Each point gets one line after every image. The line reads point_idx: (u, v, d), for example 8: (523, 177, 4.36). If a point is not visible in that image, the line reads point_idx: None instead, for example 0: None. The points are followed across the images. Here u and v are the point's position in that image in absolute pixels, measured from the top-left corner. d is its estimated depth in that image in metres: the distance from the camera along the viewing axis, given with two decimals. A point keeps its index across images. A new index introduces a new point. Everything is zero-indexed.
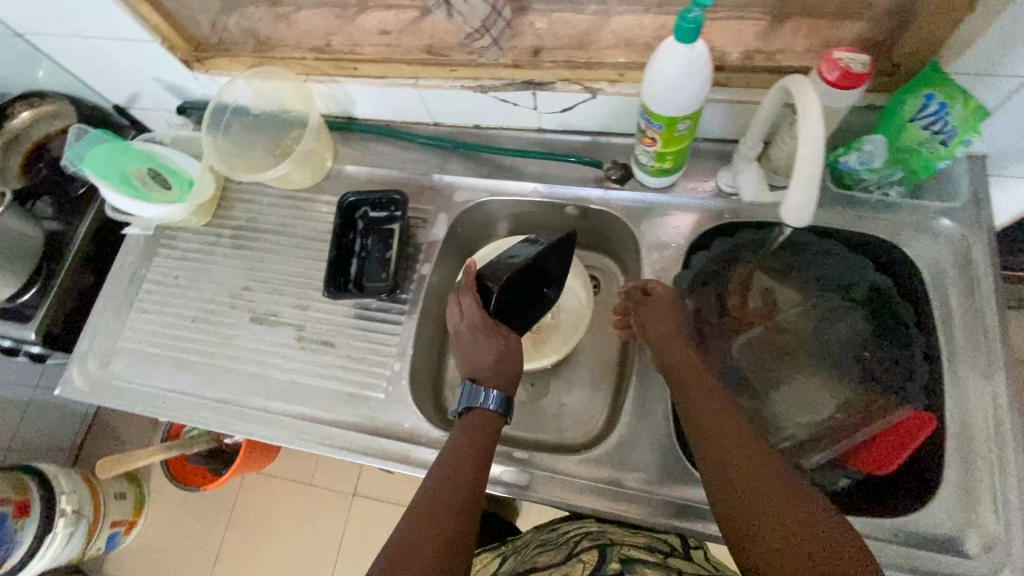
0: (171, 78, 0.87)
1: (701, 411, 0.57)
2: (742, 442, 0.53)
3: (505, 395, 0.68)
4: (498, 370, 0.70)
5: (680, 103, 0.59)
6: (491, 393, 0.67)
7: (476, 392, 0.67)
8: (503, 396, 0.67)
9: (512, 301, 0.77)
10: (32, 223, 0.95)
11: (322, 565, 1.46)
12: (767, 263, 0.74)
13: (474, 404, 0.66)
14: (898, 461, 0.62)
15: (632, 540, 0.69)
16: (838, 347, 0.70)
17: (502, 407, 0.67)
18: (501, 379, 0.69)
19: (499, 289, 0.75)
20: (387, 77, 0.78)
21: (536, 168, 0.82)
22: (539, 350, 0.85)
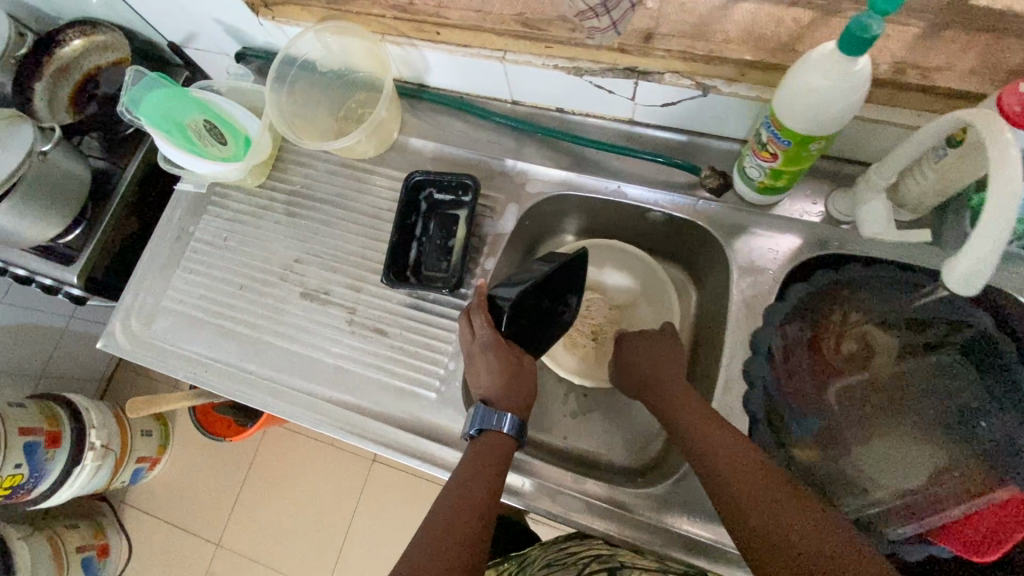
0: (231, 21, 0.79)
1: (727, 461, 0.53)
2: (759, 480, 0.50)
3: (518, 418, 0.62)
4: (510, 395, 0.64)
5: (821, 122, 0.51)
6: (506, 416, 0.61)
7: (492, 414, 0.61)
8: (517, 420, 0.62)
9: (539, 320, 0.71)
10: (79, 161, 0.91)
11: (337, 524, 1.48)
12: (870, 302, 0.66)
13: (484, 426, 0.61)
14: (998, 545, 0.55)
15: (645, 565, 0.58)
16: (937, 405, 0.63)
17: (518, 432, 0.61)
18: (515, 404, 0.63)
19: (511, 310, 0.67)
20: (471, 46, 0.69)
21: (621, 165, 0.75)
22: (598, 362, 0.79)
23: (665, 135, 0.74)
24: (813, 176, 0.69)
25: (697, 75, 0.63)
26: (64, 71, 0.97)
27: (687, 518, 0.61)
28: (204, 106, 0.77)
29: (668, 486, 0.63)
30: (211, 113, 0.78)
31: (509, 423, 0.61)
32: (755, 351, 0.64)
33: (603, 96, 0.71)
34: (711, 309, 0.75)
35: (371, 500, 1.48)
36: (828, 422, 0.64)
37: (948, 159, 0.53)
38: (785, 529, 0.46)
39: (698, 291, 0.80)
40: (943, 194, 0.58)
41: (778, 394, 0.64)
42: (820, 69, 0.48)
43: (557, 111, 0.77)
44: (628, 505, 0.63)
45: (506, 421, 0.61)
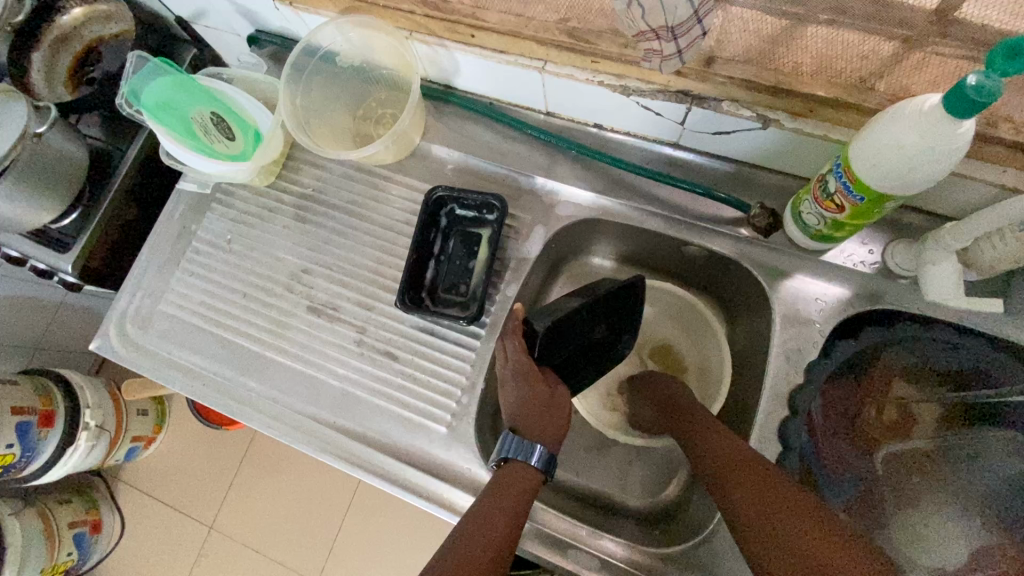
0: (246, 3, 0.73)
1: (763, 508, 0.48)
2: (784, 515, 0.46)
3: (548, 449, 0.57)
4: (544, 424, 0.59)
5: (905, 180, 0.45)
6: (534, 447, 0.56)
7: (524, 444, 0.57)
8: (548, 453, 0.57)
9: (575, 354, 0.69)
10: (78, 143, 0.85)
11: (329, 518, 1.45)
12: (927, 363, 0.61)
13: (508, 455, 0.56)
14: None
15: None
16: (985, 482, 0.57)
17: (546, 466, 0.57)
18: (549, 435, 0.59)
19: (547, 334, 0.64)
20: (508, 52, 0.63)
21: (660, 192, 0.69)
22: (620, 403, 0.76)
23: (711, 163, 0.68)
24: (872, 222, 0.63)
25: (760, 106, 0.57)
26: (63, 42, 0.91)
27: None
28: (213, 98, 0.71)
29: (689, 547, 0.59)
30: (220, 106, 0.72)
31: (538, 457, 0.56)
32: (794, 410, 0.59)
33: (649, 117, 0.65)
34: (744, 353, 0.71)
35: (366, 496, 1.46)
36: (864, 488, 0.60)
37: None
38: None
39: (730, 330, 0.75)
40: (1021, 262, 0.52)
41: (814, 457, 0.60)
42: (917, 125, 0.42)
43: (595, 127, 0.71)
44: (644, 566, 0.59)
45: (534, 453, 0.56)
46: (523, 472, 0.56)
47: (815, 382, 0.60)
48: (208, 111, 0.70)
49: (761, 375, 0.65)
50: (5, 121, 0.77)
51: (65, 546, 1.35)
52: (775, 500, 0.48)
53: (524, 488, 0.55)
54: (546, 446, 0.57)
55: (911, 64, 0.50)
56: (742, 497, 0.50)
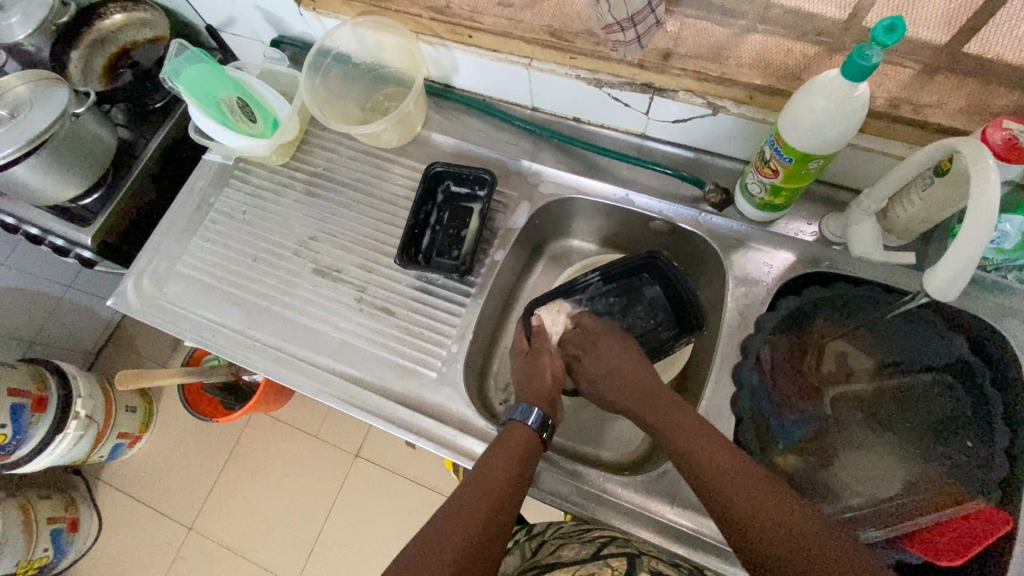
0: (273, 10, 0.82)
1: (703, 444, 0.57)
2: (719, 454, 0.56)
3: (542, 411, 0.66)
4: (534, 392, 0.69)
5: (818, 141, 0.56)
6: (531, 409, 0.65)
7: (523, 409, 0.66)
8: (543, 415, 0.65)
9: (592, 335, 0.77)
10: (108, 129, 0.93)
11: (310, 525, 1.36)
12: (857, 318, 0.70)
13: (511, 418, 0.65)
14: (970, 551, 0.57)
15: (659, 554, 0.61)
16: (913, 422, 0.66)
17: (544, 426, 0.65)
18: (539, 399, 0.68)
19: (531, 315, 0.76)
20: (500, 51, 0.73)
21: (629, 174, 0.79)
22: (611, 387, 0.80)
23: (674, 151, 0.79)
24: (808, 198, 0.74)
25: (709, 95, 0.67)
26: (100, 42, 1.00)
27: (670, 506, 0.65)
28: (238, 85, 0.81)
29: (653, 476, 0.66)
30: (243, 92, 0.81)
31: (533, 417, 0.65)
32: (745, 356, 0.68)
33: (619, 108, 0.75)
34: (705, 317, 0.79)
35: (348, 497, 1.37)
36: (815, 426, 0.68)
37: (935, 187, 0.58)
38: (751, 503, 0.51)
39: None
40: (928, 221, 0.62)
41: (765, 398, 0.68)
42: (825, 91, 0.53)
43: (574, 121, 0.82)
44: (613, 490, 0.66)
45: (530, 413, 0.65)
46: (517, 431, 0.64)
47: (766, 331, 0.68)
48: (235, 95, 0.80)
49: (717, 330, 0.73)
50: (48, 100, 0.83)
51: (40, 542, 1.28)
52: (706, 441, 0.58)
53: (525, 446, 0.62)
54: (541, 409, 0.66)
55: (828, 60, 0.62)
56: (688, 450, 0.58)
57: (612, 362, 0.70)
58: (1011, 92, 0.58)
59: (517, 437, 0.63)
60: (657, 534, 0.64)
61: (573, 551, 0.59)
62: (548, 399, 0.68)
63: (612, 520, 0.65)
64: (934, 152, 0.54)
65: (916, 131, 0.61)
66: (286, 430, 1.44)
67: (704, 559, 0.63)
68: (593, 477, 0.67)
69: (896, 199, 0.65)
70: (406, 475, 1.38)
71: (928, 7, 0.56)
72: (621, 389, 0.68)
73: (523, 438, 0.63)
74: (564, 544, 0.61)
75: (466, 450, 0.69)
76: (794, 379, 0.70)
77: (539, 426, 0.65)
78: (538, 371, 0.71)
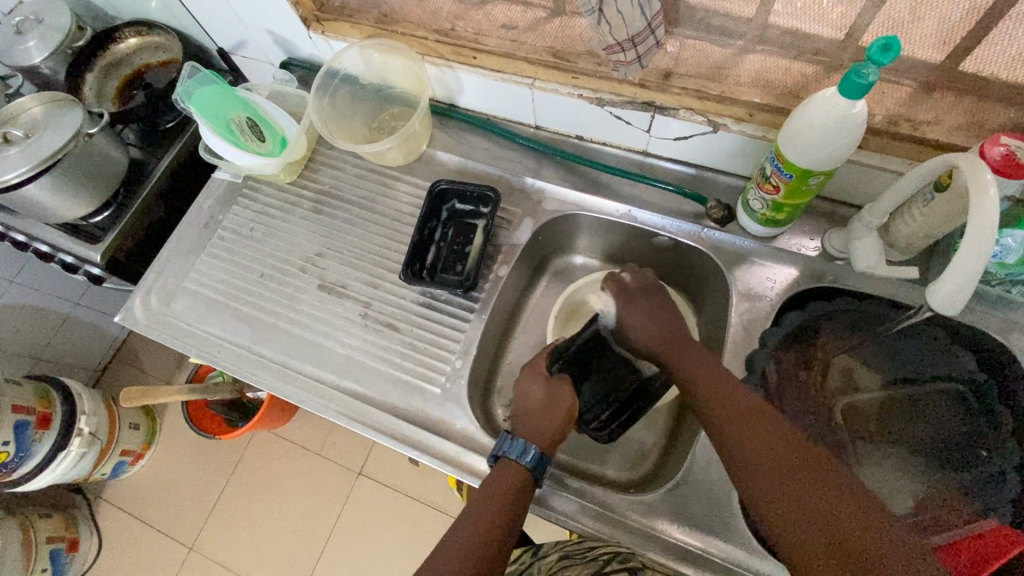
0: (284, 34, 0.85)
1: (708, 388, 0.61)
2: (734, 411, 0.57)
3: (540, 450, 0.63)
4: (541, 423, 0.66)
5: (818, 158, 0.57)
6: (526, 447, 0.62)
7: (517, 445, 0.63)
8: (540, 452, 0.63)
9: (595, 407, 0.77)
10: (121, 149, 0.95)
11: (311, 546, 1.33)
12: (863, 334, 0.70)
13: (503, 453, 0.63)
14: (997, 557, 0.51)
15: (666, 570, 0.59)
16: (921, 438, 0.66)
17: (538, 465, 0.62)
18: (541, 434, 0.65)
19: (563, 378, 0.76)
20: (503, 72, 0.75)
21: (630, 190, 0.80)
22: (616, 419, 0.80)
23: (678, 168, 0.80)
24: (810, 214, 0.74)
25: (709, 113, 0.68)
26: (115, 66, 1.03)
27: (676, 524, 0.64)
28: (247, 105, 0.83)
29: (658, 496, 0.66)
30: (253, 113, 0.83)
31: (530, 455, 0.62)
32: (750, 371, 0.68)
33: (621, 126, 0.76)
34: (710, 333, 0.79)
35: (352, 515, 1.35)
36: (823, 441, 0.67)
37: (935, 202, 0.58)
38: (764, 456, 0.52)
39: (698, 315, 0.84)
40: (931, 236, 0.63)
41: None
42: (823, 111, 0.54)
43: (577, 139, 0.83)
44: (619, 509, 0.66)
45: (527, 451, 0.62)
46: (510, 467, 0.61)
47: (771, 347, 0.68)
48: (244, 115, 0.82)
49: (722, 346, 0.73)
50: (63, 122, 0.86)
51: (39, 561, 1.26)
52: (725, 400, 0.59)
53: (515, 481, 0.60)
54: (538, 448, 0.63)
55: (825, 80, 0.63)
56: (708, 401, 0.60)
57: (654, 317, 0.72)
58: (1008, 109, 0.59)
59: (511, 471, 0.61)
60: (662, 553, 0.63)
61: (575, 571, 0.58)
62: (549, 438, 0.65)
63: (618, 537, 0.65)
64: (933, 167, 0.54)
65: (916, 147, 0.62)
66: (287, 446, 1.43)
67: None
68: (598, 494, 0.67)
69: (896, 214, 0.65)
70: (408, 493, 1.36)
71: (922, 28, 0.58)
72: (662, 340, 0.70)
73: (515, 478, 0.61)
74: (568, 564, 0.60)
75: (470, 467, 0.68)
76: (801, 395, 0.69)
77: (534, 465, 0.62)
78: (556, 401, 0.69)
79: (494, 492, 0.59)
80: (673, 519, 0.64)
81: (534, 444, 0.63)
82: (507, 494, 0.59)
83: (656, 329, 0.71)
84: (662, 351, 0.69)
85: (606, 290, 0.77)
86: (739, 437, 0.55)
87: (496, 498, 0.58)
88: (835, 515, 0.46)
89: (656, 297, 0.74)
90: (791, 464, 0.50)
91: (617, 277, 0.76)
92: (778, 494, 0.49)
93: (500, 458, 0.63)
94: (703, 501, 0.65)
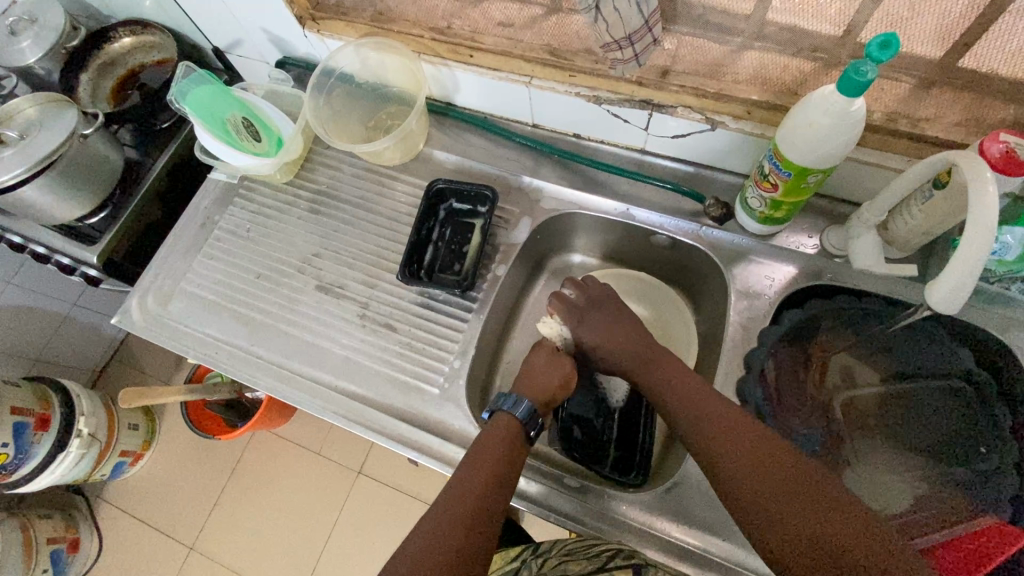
0: (280, 33, 0.84)
1: (677, 394, 0.62)
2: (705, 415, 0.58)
3: (533, 406, 0.64)
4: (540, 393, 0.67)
5: (816, 156, 0.57)
6: (520, 401, 0.64)
7: (514, 402, 0.64)
8: (532, 408, 0.64)
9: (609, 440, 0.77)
10: (116, 149, 0.94)
11: (311, 545, 1.34)
12: (862, 332, 0.70)
13: (498, 408, 0.64)
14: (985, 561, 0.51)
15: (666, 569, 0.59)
16: (920, 435, 0.66)
17: (531, 420, 0.63)
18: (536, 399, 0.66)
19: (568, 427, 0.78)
20: (500, 70, 0.75)
21: (628, 188, 0.80)
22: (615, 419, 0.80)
23: (676, 166, 0.80)
24: (808, 212, 0.74)
25: (707, 110, 0.67)
26: (110, 66, 1.03)
27: (675, 524, 0.64)
28: (243, 105, 0.82)
29: (658, 495, 0.65)
30: (249, 113, 0.83)
31: (522, 409, 0.63)
32: (749, 370, 0.68)
33: (619, 124, 0.76)
34: (708, 332, 0.79)
35: (352, 514, 1.35)
36: (823, 439, 0.67)
37: (934, 199, 0.58)
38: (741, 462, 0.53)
39: (696, 314, 0.84)
40: (930, 234, 0.62)
41: (769, 413, 0.67)
42: (821, 109, 0.53)
43: (575, 137, 0.83)
44: (619, 509, 0.66)
45: (519, 405, 0.63)
46: (503, 418, 0.63)
47: (770, 345, 0.68)
48: (240, 115, 0.81)
49: (721, 344, 0.73)
50: (57, 122, 0.85)
51: (40, 562, 1.26)
52: (698, 403, 0.59)
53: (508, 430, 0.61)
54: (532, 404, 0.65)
55: (824, 77, 0.63)
56: (675, 406, 0.61)
57: (613, 332, 0.70)
58: (1008, 105, 0.58)
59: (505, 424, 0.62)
60: (662, 552, 0.63)
61: (578, 565, 0.58)
62: (541, 400, 0.67)
63: (618, 537, 0.65)
64: (931, 164, 0.54)
65: (914, 144, 0.61)
66: (286, 446, 1.43)
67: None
68: (597, 493, 0.67)
69: (894, 212, 0.65)
70: (408, 492, 1.36)
71: (921, 23, 0.57)
72: (627, 355, 0.68)
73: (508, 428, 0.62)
74: (570, 559, 0.60)
75: None
76: (799, 392, 0.69)
77: (527, 419, 0.63)
78: (557, 368, 0.70)
79: (479, 458, 0.58)
80: (673, 518, 0.64)
81: (527, 399, 0.64)
82: (500, 443, 0.60)
83: (613, 338, 0.69)
84: (630, 366, 0.68)
85: (552, 312, 0.73)
86: (712, 444, 0.55)
87: (478, 463, 0.58)
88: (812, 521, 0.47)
89: (608, 308, 0.72)
90: (788, 473, 0.51)
91: (561, 295, 0.73)
92: (761, 504, 0.50)
93: (495, 413, 0.64)
94: (702, 500, 0.65)
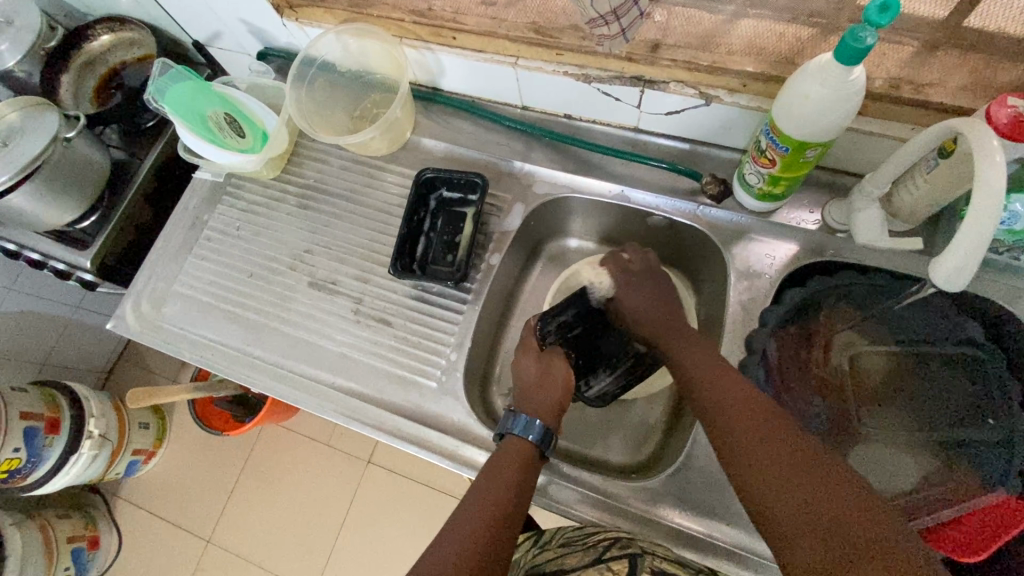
0: (258, 23, 0.82)
1: (706, 369, 0.61)
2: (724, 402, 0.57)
3: (545, 426, 0.64)
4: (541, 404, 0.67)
5: (814, 129, 0.54)
6: (533, 424, 0.63)
7: (525, 422, 0.63)
8: (545, 429, 0.63)
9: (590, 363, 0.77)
10: (103, 152, 0.93)
11: (324, 534, 1.36)
12: (868, 308, 0.68)
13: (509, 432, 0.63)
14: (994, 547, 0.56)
15: (666, 550, 0.59)
16: (929, 412, 0.64)
17: (543, 440, 0.63)
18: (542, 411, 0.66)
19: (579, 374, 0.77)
20: (485, 51, 0.72)
21: (623, 169, 0.78)
22: (615, 405, 0.79)
23: (671, 144, 0.77)
24: (809, 186, 0.72)
25: (700, 84, 0.65)
26: (90, 66, 1.00)
27: (678, 510, 0.64)
28: (224, 99, 0.80)
29: (661, 481, 0.65)
30: (232, 108, 0.81)
31: (536, 430, 0.62)
32: (751, 352, 0.67)
33: (610, 103, 0.73)
34: (709, 312, 0.78)
35: (364, 503, 1.37)
36: (829, 419, 0.66)
37: (939, 168, 0.55)
38: (759, 455, 0.50)
39: (696, 295, 0.82)
40: (934, 205, 0.60)
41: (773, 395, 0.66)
42: (820, 79, 0.51)
43: (565, 118, 0.81)
44: (621, 496, 0.65)
45: (532, 427, 0.63)
46: (516, 442, 0.62)
47: (770, 326, 0.67)
48: (222, 111, 0.79)
49: (721, 325, 0.72)
50: (38, 127, 0.84)
51: (61, 562, 1.29)
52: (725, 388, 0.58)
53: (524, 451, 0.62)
54: (544, 424, 0.64)
55: (823, 44, 0.59)
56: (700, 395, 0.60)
57: (655, 302, 0.72)
58: (1017, 66, 0.55)
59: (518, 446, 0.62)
60: (665, 537, 0.63)
61: (575, 559, 0.57)
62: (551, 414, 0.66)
63: (622, 524, 0.64)
64: (937, 134, 0.51)
65: (920, 111, 0.58)
66: (296, 439, 1.44)
67: (718, 559, 0.61)
68: (602, 484, 0.66)
69: (897, 183, 0.63)
70: (418, 479, 1.37)
71: None
72: (665, 324, 0.70)
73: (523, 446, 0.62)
74: (567, 552, 0.59)
75: (469, 461, 0.68)
76: (802, 373, 0.67)
77: (540, 441, 0.62)
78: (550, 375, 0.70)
79: (497, 474, 0.58)
80: (677, 503, 0.64)
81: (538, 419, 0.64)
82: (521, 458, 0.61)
83: (653, 308, 0.71)
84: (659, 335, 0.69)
85: (605, 268, 0.77)
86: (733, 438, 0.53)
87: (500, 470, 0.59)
88: (830, 513, 0.43)
89: (660, 280, 0.74)
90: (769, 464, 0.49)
91: (618, 257, 0.76)
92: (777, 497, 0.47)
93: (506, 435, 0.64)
94: (705, 486, 0.64)
